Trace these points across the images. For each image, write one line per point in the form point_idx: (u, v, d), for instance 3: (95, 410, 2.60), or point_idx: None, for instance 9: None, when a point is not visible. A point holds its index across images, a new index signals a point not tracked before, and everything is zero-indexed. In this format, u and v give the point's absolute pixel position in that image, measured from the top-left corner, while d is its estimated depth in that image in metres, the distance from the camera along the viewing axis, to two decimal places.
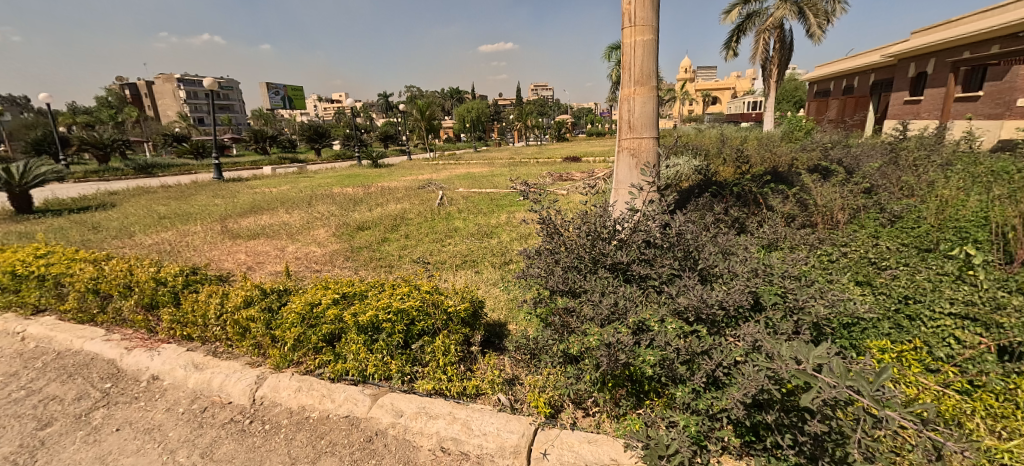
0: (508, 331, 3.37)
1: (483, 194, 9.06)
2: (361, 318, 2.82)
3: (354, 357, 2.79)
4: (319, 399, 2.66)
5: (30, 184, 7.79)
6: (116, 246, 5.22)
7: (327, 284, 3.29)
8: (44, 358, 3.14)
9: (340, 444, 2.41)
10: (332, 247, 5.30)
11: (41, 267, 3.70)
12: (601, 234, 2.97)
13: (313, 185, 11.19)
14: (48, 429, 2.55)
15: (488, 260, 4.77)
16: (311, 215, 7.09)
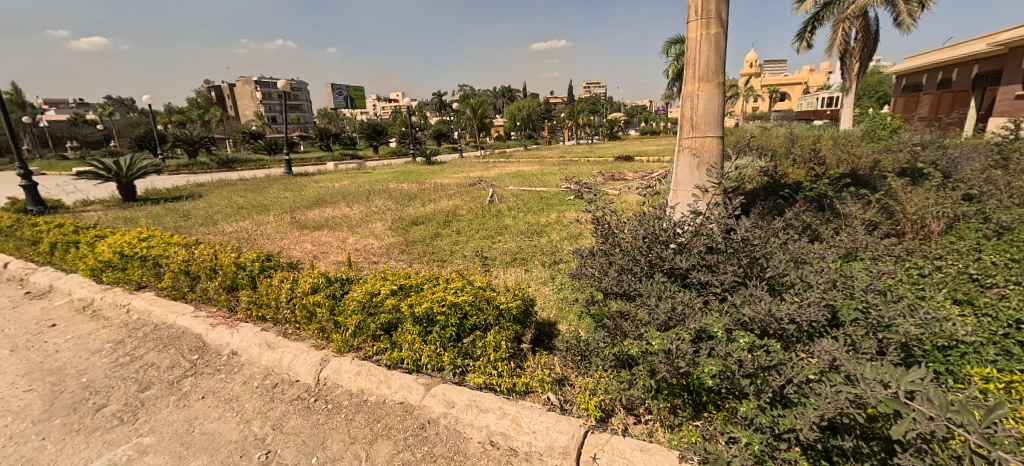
0: (558, 331, 3.35)
1: (534, 192, 9.09)
2: (417, 310, 2.91)
3: (410, 346, 2.91)
4: (377, 384, 2.79)
5: (134, 174, 8.72)
6: (202, 232, 5.75)
7: (386, 275, 3.43)
8: (144, 329, 3.53)
9: (396, 429, 2.51)
10: (389, 240, 5.53)
11: (142, 248, 4.14)
12: (659, 237, 2.93)
13: (373, 180, 11.71)
14: (147, 391, 2.86)
15: (538, 258, 4.79)
16: (370, 209, 7.43)
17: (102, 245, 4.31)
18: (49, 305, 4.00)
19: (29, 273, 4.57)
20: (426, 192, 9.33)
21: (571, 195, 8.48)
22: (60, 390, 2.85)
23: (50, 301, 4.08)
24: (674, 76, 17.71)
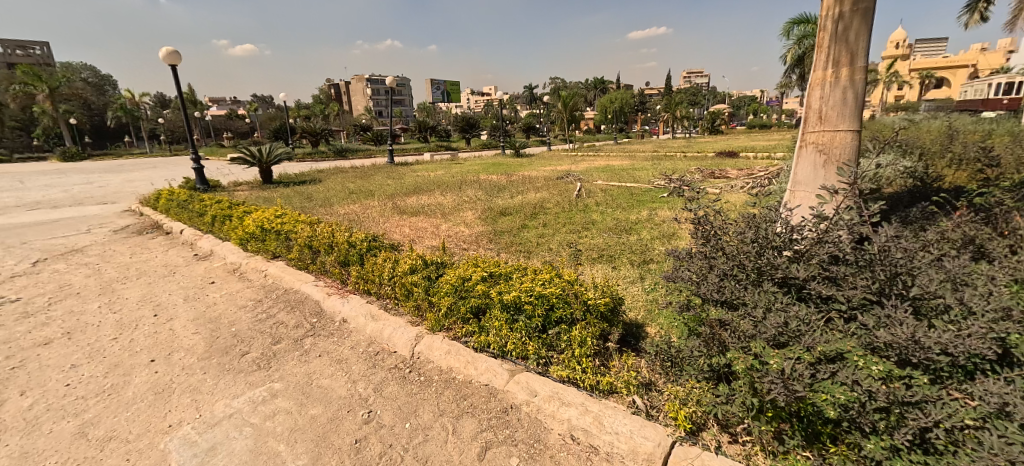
0: (646, 333, 3.22)
1: (622, 188, 8.92)
2: (506, 297, 3.01)
3: (497, 332, 3.01)
4: (465, 365, 2.94)
5: (272, 161, 10.06)
6: (320, 212, 6.51)
7: (478, 262, 3.57)
8: (278, 293, 4.10)
9: (480, 409, 2.62)
10: (478, 229, 5.80)
11: (277, 224, 4.78)
12: (771, 242, 2.62)
13: (465, 171, 12.25)
14: (277, 345, 3.31)
15: (626, 256, 4.72)
16: (462, 198, 7.83)
17: (248, 219, 5.09)
18: (210, 266, 4.84)
19: (197, 239, 5.55)
20: (515, 184, 9.56)
21: (664, 192, 8.20)
22: (216, 336, 3.43)
23: (210, 263, 4.92)
24: (792, 62, 16.07)
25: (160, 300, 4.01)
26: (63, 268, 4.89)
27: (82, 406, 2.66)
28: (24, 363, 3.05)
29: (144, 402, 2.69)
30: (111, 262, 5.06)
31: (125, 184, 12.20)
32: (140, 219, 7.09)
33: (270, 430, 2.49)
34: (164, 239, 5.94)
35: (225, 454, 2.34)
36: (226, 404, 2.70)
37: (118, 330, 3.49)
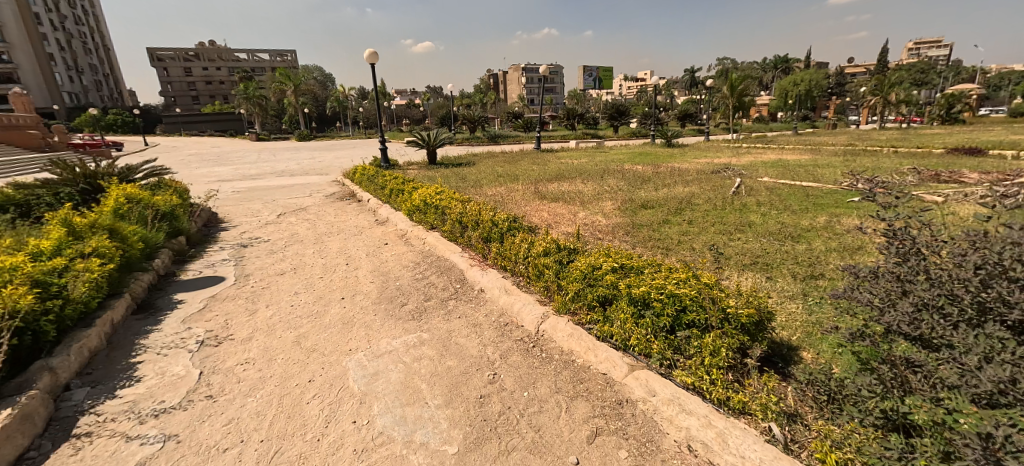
0: (798, 358, 2.91)
1: (793, 187, 7.98)
2: (635, 291, 3.01)
3: (621, 324, 3.00)
4: (586, 350, 3.07)
5: (437, 144, 11.40)
6: (471, 192, 7.35)
7: (609, 254, 3.70)
8: (431, 258, 4.83)
9: (595, 394, 2.75)
10: (616, 220, 5.93)
11: (437, 200, 5.63)
12: (1007, 270, 1.92)
13: (609, 160, 12.17)
14: (428, 302, 3.93)
15: (788, 266, 4.26)
16: (603, 189, 7.90)
17: (415, 194, 6.07)
18: (385, 230, 5.89)
19: (378, 207, 6.74)
20: (662, 176, 9.21)
21: (852, 195, 7.05)
22: (385, 288, 4.23)
23: (385, 228, 5.98)
24: None
25: (349, 254, 5.05)
26: (289, 222, 6.43)
27: (296, 323, 3.58)
28: (265, 287, 4.21)
29: (334, 329, 3.52)
30: (319, 220, 6.47)
31: (330, 159, 15.05)
32: (339, 189, 8.79)
33: (416, 370, 3.03)
34: (355, 205, 7.32)
35: (383, 380, 2.93)
36: (388, 342, 3.36)
37: (321, 272, 4.55)
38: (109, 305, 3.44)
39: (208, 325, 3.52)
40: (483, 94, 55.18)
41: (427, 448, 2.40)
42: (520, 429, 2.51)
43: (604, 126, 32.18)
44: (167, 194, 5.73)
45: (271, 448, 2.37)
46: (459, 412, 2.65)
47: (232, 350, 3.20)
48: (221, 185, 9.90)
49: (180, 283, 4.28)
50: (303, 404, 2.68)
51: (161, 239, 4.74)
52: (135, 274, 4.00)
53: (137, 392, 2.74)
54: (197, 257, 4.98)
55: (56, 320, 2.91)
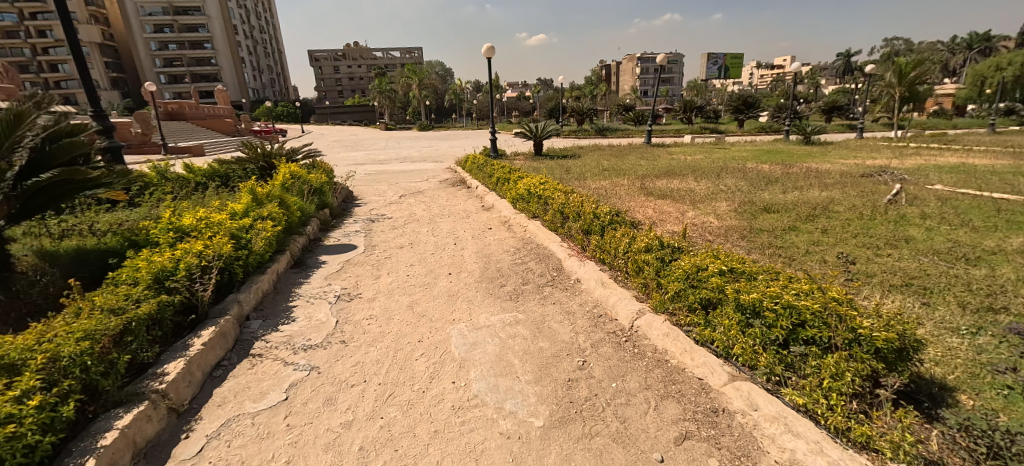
0: (961, 404, 2.35)
1: (979, 199, 6.02)
2: (744, 297, 2.79)
3: (725, 331, 2.85)
4: (683, 352, 2.98)
5: (545, 136, 11.66)
6: (575, 184, 7.42)
7: (717, 254, 3.43)
8: (532, 246, 5.07)
9: (687, 397, 2.70)
10: (729, 223, 4.94)
11: (541, 190, 5.90)
12: None
13: (730, 157, 10.92)
14: (526, 285, 4.20)
15: (956, 293, 3.30)
16: (719, 185, 6.99)
17: (521, 183, 6.39)
18: (490, 216, 6.30)
19: (486, 194, 7.20)
20: (796, 175, 7.86)
21: None
22: (487, 268, 4.60)
23: (490, 214, 6.40)
24: None
25: (458, 235, 5.52)
26: (409, 203, 7.19)
27: (410, 291, 4.10)
28: (387, 257, 4.84)
29: (441, 300, 3.96)
30: (433, 203, 7.12)
31: (447, 148, 16.18)
32: (452, 176, 9.49)
33: (510, 346, 3.31)
34: (465, 192, 7.88)
35: (480, 350, 3.26)
36: (487, 317, 3.69)
37: (433, 249, 5.08)
38: (276, 258, 4.28)
39: (343, 283, 4.21)
40: (596, 87, 54.01)
41: (515, 416, 2.65)
42: (604, 416, 2.64)
43: (727, 120, 29.65)
44: (318, 173, 6.81)
45: (385, 392, 2.79)
46: (547, 391, 2.86)
47: (360, 305, 3.80)
48: (357, 167, 11.32)
49: (324, 247, 5.12)
50: (413, 360, 3.11)
51: (312, 209, 5.68)
52: (293, 236, 4.89)
53: (293, 329, 3.42)
54: (336, 228, 5.86)
55: (243, 266, 3.76)
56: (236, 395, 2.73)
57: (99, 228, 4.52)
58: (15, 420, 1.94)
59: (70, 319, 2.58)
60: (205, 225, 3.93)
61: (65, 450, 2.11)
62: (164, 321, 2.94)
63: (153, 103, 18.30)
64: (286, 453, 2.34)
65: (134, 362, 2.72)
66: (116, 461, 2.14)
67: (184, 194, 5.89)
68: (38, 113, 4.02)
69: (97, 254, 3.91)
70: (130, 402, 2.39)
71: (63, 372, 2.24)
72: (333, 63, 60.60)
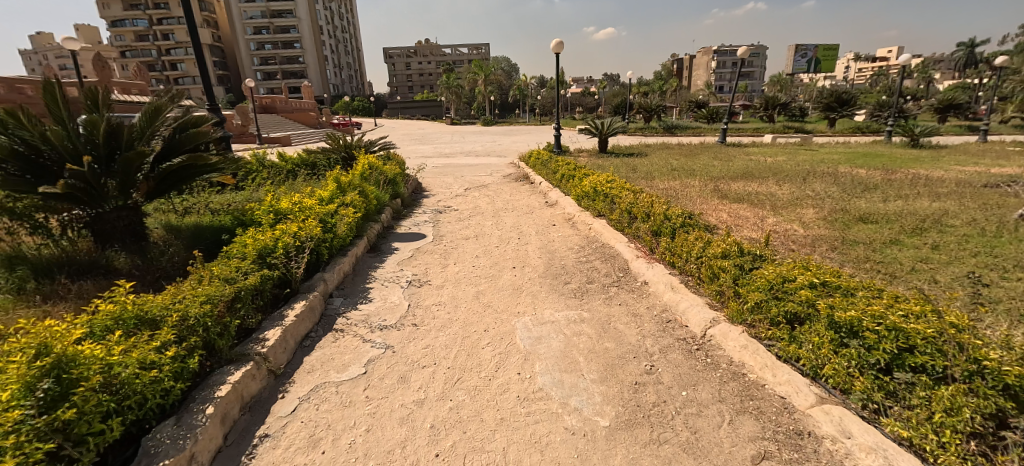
0: None
1: None
2: (840, 315, 2.59)
3: (813, 349, 2.66)
4: (762, 367, 2.80)
5: (610, 133, 11.41)
6: (643, 184, 7.18)
7: (807, 265, 3.22)
8: (597, 245, 4.98)
9: (766, 413, 2.54)
10: (818, 232, 4.56)
11: (607, 189, 5.78)
12: None
13: (818, 159, 9.98)
14: (590, 284, 4.13)
15: None
16: (805, 191, 6.44)
17: (586, 181, 6.29)
18: (553, 213, 6.26)
19: (549, 190, 7.16)
20: (898, 182, 7.01)
21: None
22: (551, 264, 4.57)
23: (554, 210, 6.35)
24: None
25: (521, 230, 5.54)
26: (473, 196, 7.31)
27: (476, 281, 4.21)
28: (453, 248, 5.01)
29: (505, 292, 4.00)
30: (497, 197, 7.19)
31: (511, 143, 16.25)
32: (515, 171, 9.53)
33: (575, 344, 3.27)
34: (528, 187, 7.88)
35: (545, 345, 3.26)
36: (551, 313, 3.68)
37: (497, 243, 5.14)
38: (356, 242, 4.65)
39: (414, 270, 4.47)
40: (665, 83, 51.82)
41: (580, 413, 2.62)
42: (673, 424, 2.53)
43: (812, 119, 27.32)
44: (392, 164, 7.16)
45: (454, 376, 2.92)
46: (613, 391, 2.79)
47: (430, 292, 4.03)
48: (425, 160, 11.70)
49: (396, 235, 5.42)
50: (479, 348, 3.21)
51: (387, 198, 5.99)
52: (370, 223, 5.23)
53: (370, 308, 3.74)
54: (406, 217, 6.10)
55: (328, 248, 4.16)
56: (322, 364, 3.03)
57: (213, 207, 5.22)
58: (155, 368, 2.22)
59: (195, 284, 2.94)
60: (299, 209, 4.42)
61: (189, 398, 2.42)
62: (265, 292, 3.25)
63: (251, 97, 20.00)
64: (366, 422, 2.53)
65: (240, 327, 3.04)
66: (228, 412, 2.44)
67: (280, 182, 6.55)
68: (172, 105, 4.51)
69: (213, 231, 4.51)
70: (239, 361, 2.72)
71: (190, 330, 2.57)
72: (404, 60, 62.86)
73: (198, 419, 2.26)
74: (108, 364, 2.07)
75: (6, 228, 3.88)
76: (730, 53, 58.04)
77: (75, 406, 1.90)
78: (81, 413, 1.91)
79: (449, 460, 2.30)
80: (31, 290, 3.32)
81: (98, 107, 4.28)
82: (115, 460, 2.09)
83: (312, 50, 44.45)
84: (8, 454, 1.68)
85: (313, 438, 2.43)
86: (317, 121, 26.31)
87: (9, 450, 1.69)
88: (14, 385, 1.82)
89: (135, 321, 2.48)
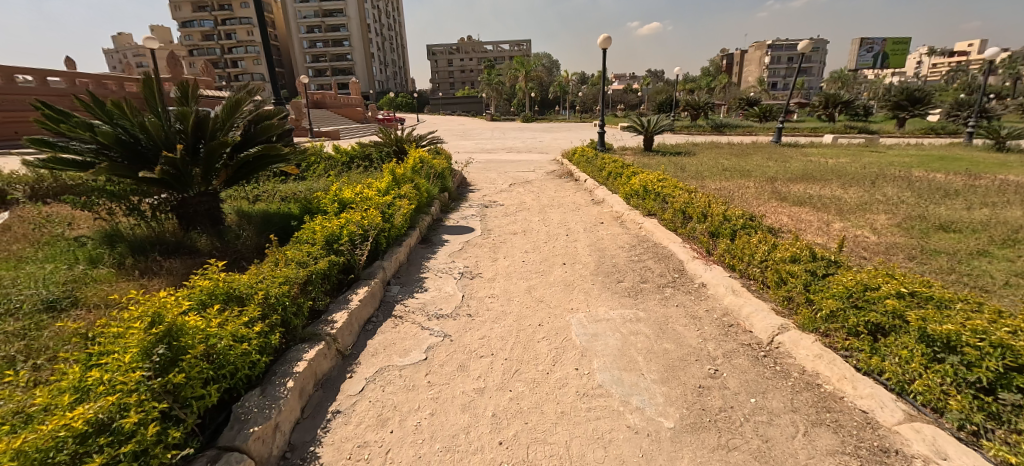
0: None
1: None
2: (934, 328, 2.44)
3: (901, 362, 2.51)
4: (839, 379, 2.65)
5: (655, 131, 11.17)
6: (695, 184, 6.97)
7: (891, 274, 3.07)
8: (648, 244, 4.85)
9: (845, 427, 2.39)
10: (894, 240, 4.29)
11: (659, 187, 5.63)
12: None
13: (885, 163, 9.39)
14: (644, 284, 4.00)
15: None
16: (874, 195, 6.10)
17: (636, 179, 6.15)
18: (600, 210, 6.15)
19: (595, 188, 7.04)
20: (979, 189, 6.53)
21: None
22: (602, 262, 4.47)
23: (601, 208, 6.25)
24: None
25: (569, 227, 5.46)
26: (517, 191, 7.27)
27: (527, 276, 4.17)
28: (502, 242, 4.99)
29: (557, 288, 3.94)
30: (542, 193, 7.13)
31: (551, 140, 16.15)
32: (558, 168, 9.43)
33: (632, 343, 3.16)
34: (572, 184, 7.78)
35: (602, 342, 3.17)
36: (606, 311, 3.58)
37: (546, 239, 5.09)
38: (409, 233, 4.71)
39: (465, 262, 4.47)
40: (709, 81, 50.21)
41: (643, 413, 2.53)
42: (743, 431, 2.40)
43: (873, 119, 25.73)
44: (439, 158, 7.20)
45: (512, 367, 2.91)
46: (675, 393, 2.68)
47: (482, 284, 4.02)
48: (468, 155, 11.79)
49: (445, 227, 5.44)
50: (535, 342, 3.17)
51: (435, 191, 6.00)
52: (421, 215, 5.26)
53: (425, 297, 3.79)
54: (453, 211, 6.12)
55: (387, 238, 4.23)
56: (384, 348, 3.12)
57: (282, 195, 5.43)
58: (246, 341, 2.40)
59: (273, 266, 3.15)
60: (360, 199, 4.51)
61: (270, 371, 2.57)
62: (331, 277, 3.39)
63: (305, 93, 20.69)
64: (429, 406, 2.58)
65: (311, 308, 3.18)
66: (304, 388, 2.59)
67: (337, 173, 6.79)
68: (249, 99, 4.63)
69: (280, 218, 4.74)
70: (312, 340, 2.86)
71: (271, 308, 2.75)
72: (444, 57, 63.44)
73: (280, 392, 2.41)
74: (208, 335, 2.25)
75: (106, 207, 4.30)
76: (777, 50, 55.90)
77: (184, 371, 2.09)
78: (187, 378, 2.11)
79: (512, 449, 2.30)
80: (129, 265, 3.68)
81: (188, 99, 4.48)
82: (211, 423, 2.26)
83: (358, 48, 45.49)
84: (131, 410, 1.84)
85: (381, 418, 2.52)
86: (363, 116, 26.88)
87: (132, 406, 1.85)
88: (135, 348, 2.01)
89: (225, 296, 2.69)
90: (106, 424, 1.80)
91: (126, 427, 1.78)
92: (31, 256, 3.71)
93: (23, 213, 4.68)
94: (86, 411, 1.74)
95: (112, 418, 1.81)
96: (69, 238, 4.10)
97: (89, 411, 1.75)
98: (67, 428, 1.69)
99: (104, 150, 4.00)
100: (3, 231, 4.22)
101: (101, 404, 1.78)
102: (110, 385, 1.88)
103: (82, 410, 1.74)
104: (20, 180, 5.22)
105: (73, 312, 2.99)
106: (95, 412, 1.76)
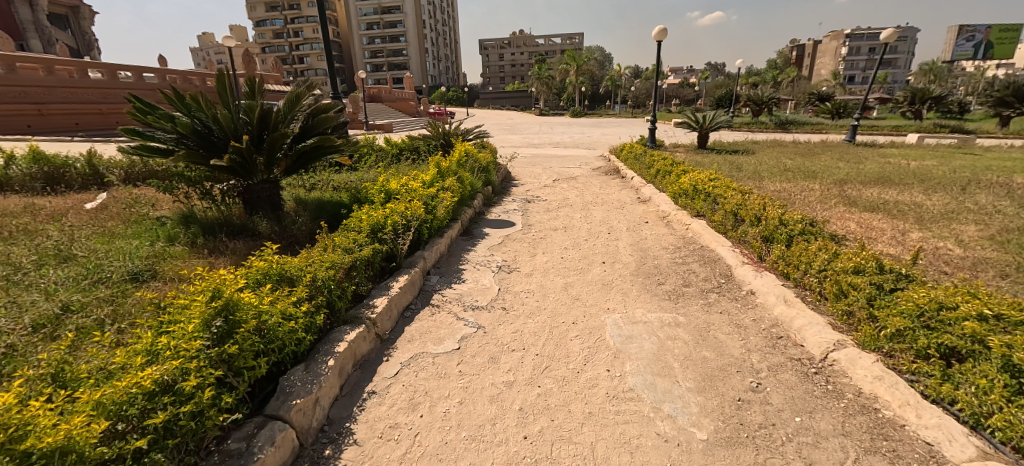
0: None
1: None
2: (1022, 357, 2.14)
3: (977, 391, 2.22)
4: (901, 405, 2.38)
5: (712, 127, 10.63)
6: (751, 184, 6.58)
7: (973, 292, 2.73)
8: (695, 247, 4.62)
9: (904, 458, 2.15)
10: (983, 254, 3.82)
11: (709, 187, 5.34)
12: None
13: (980, 166, 8.41)
14: (687, 288, 3.83)
15: None
16: (963, 203, 5.46)
17: (686, 178, 5.88)
18: (646, 210, 5.96)
19: (642, 186, 6.83)
20: None
21: None
22: (643, 263, 4.32)
23: (646, 207, 6.06)
24: None
25: (612, 225, 5.33)
26: (562, 187, 7.20)
27: (565, 273, 4.11)
28: (542, 238, 4.96)
29: (594, 287, 3.86)
30: (586, 190, 7.02)
31: (601, 136, 15.82)
32: (606, 164, 9.23)
33: (669, 348, 3.03)
34: (618, 182, 7.59)
35: (637, 345, 3.07)
36: (643, 313, 3.46)
37: (587, 236, 5.00)
38: (452, 225, 4.80)
39: (504, 256, 4.49)
40: (778, 75, 47.39)
41: (674, 422, 2.42)
42: (784, 451, 2.23)
43: (973, 117, 23.03)
44: (486, 152, 7.27)
45: (542, 364, 2.89)
46: (711, 404, 2.54)
47: (519, 279, 4.02)
48: (516, 150, 11.79)
49: (487, 221, 5.50)
50: (567, 339, 3.13)
51: (480, 184, 6.08)
52: (464, 208, 5.35)
53: (463, 288, 3.85)
54: (496, 205, 6.18)
55: (429, 229, 4.34)
56: (420, 336, 3.20)
57: (336, 185, 5.71)
58: (293, 320, 2.55)
59: (322, 252, 3.31)
60: (406, 190, 4.65)
61: (314, 349, 2.71)
62: (375, 264, 3.52)
63: (363, 88, 21.46)
64: (459, 395, 2.62)
65: (354, 292, 3.32)
66: (343, 367, 2.71)
67: (388, 165, 7.04)
68: (308, 94, 4.89)
69: (334, 206, 4.99)
70: (353, 323, 2.99)
71: (318, 290, 2.90)
72: (503, 51, 63.82)
73: (322, 369, 2.54)
74: (260, 311, 2.40)
75: (184, 191, 4.71)
76: (862, 40, 51.36)
77: (238, 343, 2.24)
78: (241, 349, 2.25)
79: (536, 445, 2.28)
80: (200, 244, 4.01)
81: (255, 94, 4.81)
82: (260, 392, 2.42)
83: (414, 43, 46.86)
84: (192, 374, 2.00)
85: (413, 402, 2.59)
86: (416, 110, 27.60)
87: (192, 371, 2.01)
88: (197, 319, 2.18)
89: (277, 277, 2.86)
90: (170, 386, 1.97)
91: (187, 389, 1.94)
92: (122, 233, 4.14)
93: (116, 195, 5.25)
94: (154, 372, 1.90)
95: (175, 381, 1.97)
96: (153, 218, 4.54)
97: (156, 372, 1.91)
98: (138, 386, 1.85)
99: (183, 139, 4.38)
100: (100, 211, 4.75)
101: (167, 367, 1.94)
102: (175, 351, 2.05)
103: (151, 371, 1.91)
104: (117, 165, 5.86)
105: (152, 283, 3.32)
106: (161, 374, 1.92)
